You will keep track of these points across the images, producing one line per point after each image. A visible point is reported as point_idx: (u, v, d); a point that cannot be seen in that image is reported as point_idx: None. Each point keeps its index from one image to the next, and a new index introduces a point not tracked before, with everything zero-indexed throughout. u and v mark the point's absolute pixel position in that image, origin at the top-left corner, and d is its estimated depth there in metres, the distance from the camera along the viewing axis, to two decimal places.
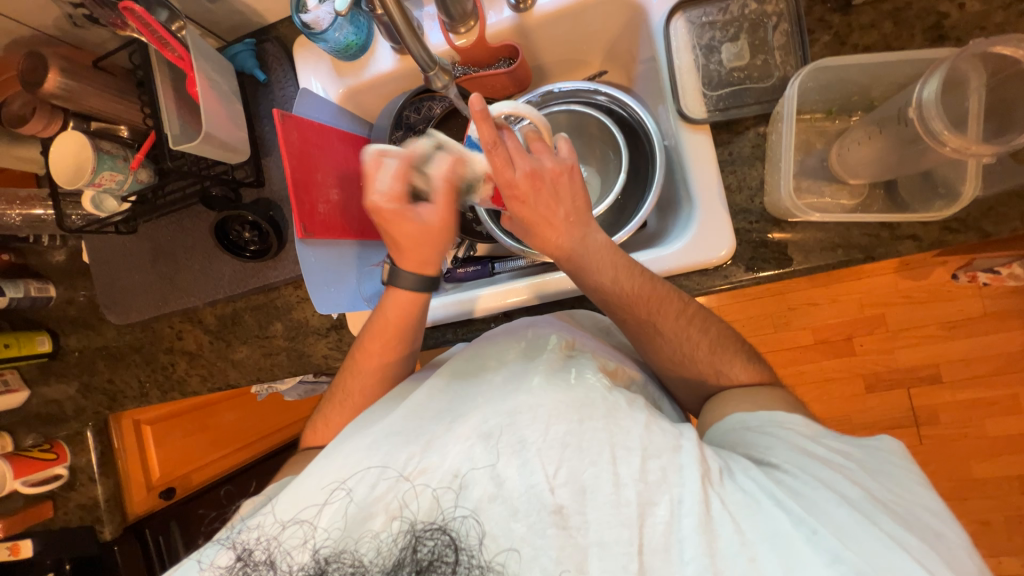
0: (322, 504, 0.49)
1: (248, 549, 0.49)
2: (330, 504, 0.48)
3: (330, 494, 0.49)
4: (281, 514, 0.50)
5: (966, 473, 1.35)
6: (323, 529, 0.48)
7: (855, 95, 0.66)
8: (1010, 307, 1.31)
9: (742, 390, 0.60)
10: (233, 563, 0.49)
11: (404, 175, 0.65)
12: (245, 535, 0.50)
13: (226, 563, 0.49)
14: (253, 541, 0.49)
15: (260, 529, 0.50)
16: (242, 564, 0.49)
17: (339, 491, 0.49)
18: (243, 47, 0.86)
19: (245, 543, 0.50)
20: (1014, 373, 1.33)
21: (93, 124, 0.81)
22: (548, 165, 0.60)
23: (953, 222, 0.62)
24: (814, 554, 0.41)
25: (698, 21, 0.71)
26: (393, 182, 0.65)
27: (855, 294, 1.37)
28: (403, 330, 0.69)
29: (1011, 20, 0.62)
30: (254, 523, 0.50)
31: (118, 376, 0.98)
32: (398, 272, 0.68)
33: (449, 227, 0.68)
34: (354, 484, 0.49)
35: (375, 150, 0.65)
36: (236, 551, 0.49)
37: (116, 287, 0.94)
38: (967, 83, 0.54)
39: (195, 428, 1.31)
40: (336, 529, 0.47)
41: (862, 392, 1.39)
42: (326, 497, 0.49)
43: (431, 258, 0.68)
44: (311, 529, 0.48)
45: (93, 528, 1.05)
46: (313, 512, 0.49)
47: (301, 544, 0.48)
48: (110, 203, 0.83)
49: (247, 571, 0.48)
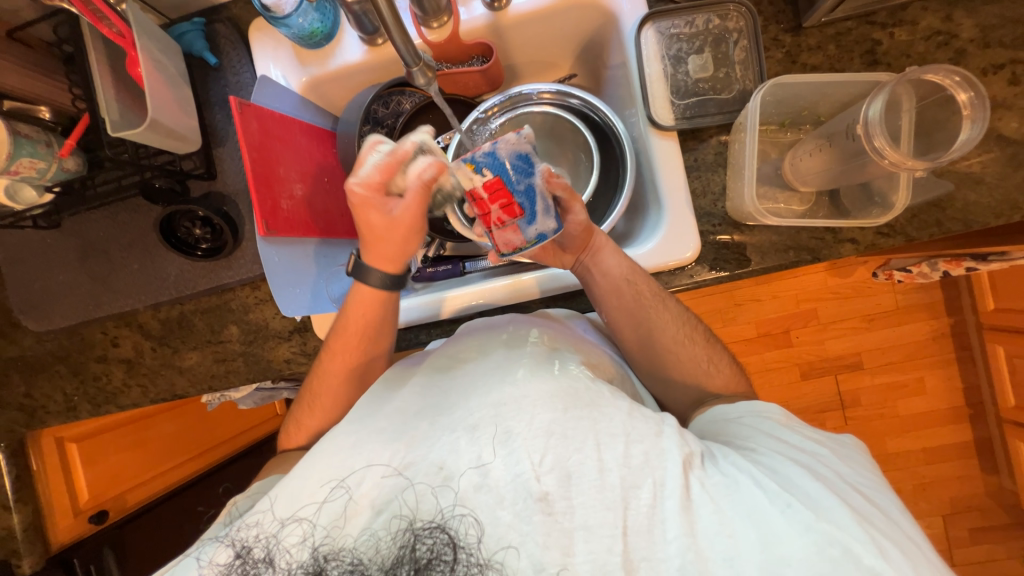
0: (321, 503, 0.47)
1: (247, 546, 0.48)
2: (328, 502, 0.47)
3: (329, 492, 0.48)
4: (281, 512, 0.48)
5: (882, 447, 1.53)
6: (323, 527, 0.47)
7: (805, 110, 0.73)
8: (918, 301, 1.49)
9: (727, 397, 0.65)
10: (233, 560, 0.47)
11: (390, 169, 0.60)
12: (244, 532, 0.48)
13: (226, 560, 0.48)
14: (253, 539, 0.48)
15: (259, 527, 0.48)
16: (242, 561, 0.47)
17: (338, 489, 0.48)
18: (191, 26, 0.79)
19: (244, 540, 0.48)
20: (922, 358, 1.51)
21: (4, 103, 0.69)
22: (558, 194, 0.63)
23: (884, 227, 0.70)
24: (790, 525, 0.44)
25: (666, 32, 0.75)
26: (375, 172, 0.59)
27: (793, 291, 1.50)
28: (365, 337, 0.67)
29: (931, 51, 0.70)
30: (253, 521, 0.49)
31: (37, 388, 0.86)
32: (367, 267, 0.65)
33: (420, 227, 0.63)
34: (354, 483, 0.48)
35: (374, 140, 0.61)
36: (236, 548, 0.48)
37: (35, 289, 0.83)
38: (901, 105, 0.61)
39: (129, 443, 1.17)
40: (336, 528, 0.46)
41: (798, 379, 1.53)
42: (324, 494, 0.48)
43: (396, 254, 0.65)
44: (311, 527, 0.47)
45: (8, 562, 0.93)
46: (312, 509, 0.47)
47: (300, 542, 0.47)
48: (29, 193, 0.76)
49: (246, 570, 0.47)
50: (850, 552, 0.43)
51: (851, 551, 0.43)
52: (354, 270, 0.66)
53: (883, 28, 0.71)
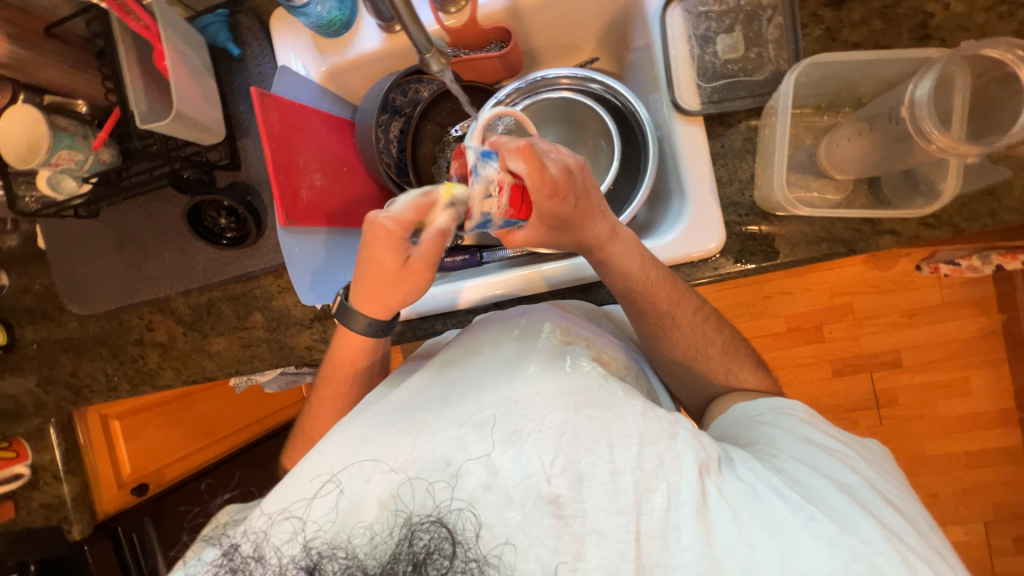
0: (311, 498, 0.48)
1: (234, 545, 0.49)
2: (319, 497, 0.48)
3: (320, 488, 0.48)
4: (270, 508, 0.49)
5: (920, 450, 1.45)
6: (314, 522, 0.47)
7: (844, 92, 0.68)
8: (967, 296, 1.40)
9: (745, 392, 0.65)
10: (220, 560, 0.49)
11: (421, 211, 0.56)
12: (234, 532, 0.50)
13: (215, 560, 0.49)
14: (241, 537, 0.49)
15: (248, 526, 0.49)
16: (229, 562, 0.48)
17: (330, 485, 0.48)
18: (215, 18, 0.81)
19: (232, 539, 0.50)
20: (967, 358, 1.42)
21: (46, 98, 0.73)
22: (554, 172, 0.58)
23: (929, 218, 0.64)
24: (812, 538, 0.42)
25: (694, 10, 0.71)
26: (406, 210, 0.56)
27: (828, 284, 1.43)
28: (358, 374, 0.67)
29: (993, 22, 0.64)
30: (244, 520, 0.50)
31: (82, 368, 0.92)
32: (355, 311, 0.63)
33: (427, 277, 0.60)
34: (345, 479, 0.48)
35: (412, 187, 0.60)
36: (224, 548, 0.49)
37: (78, 275, 0.88)
38: (953, 83, 0.56)
39: (173, 420, 1.26)
40: (327, 522, 0.47)
41: (830, 377, 1.46)
42: (316, 490, 0.48)
43: (391, 303, 0.62)
44: (301, 524, 0.47)
45: (60, 527, 0.99)
46: (302, 506, 0.48)
47: (290, 539, 0.47)
48: (69, 184, 0.78)
49: (235, 569, 0.47)
50: (875, 568, 0.41)
51: (875, 567, 0.41)
52: (340, 310, 0.64)
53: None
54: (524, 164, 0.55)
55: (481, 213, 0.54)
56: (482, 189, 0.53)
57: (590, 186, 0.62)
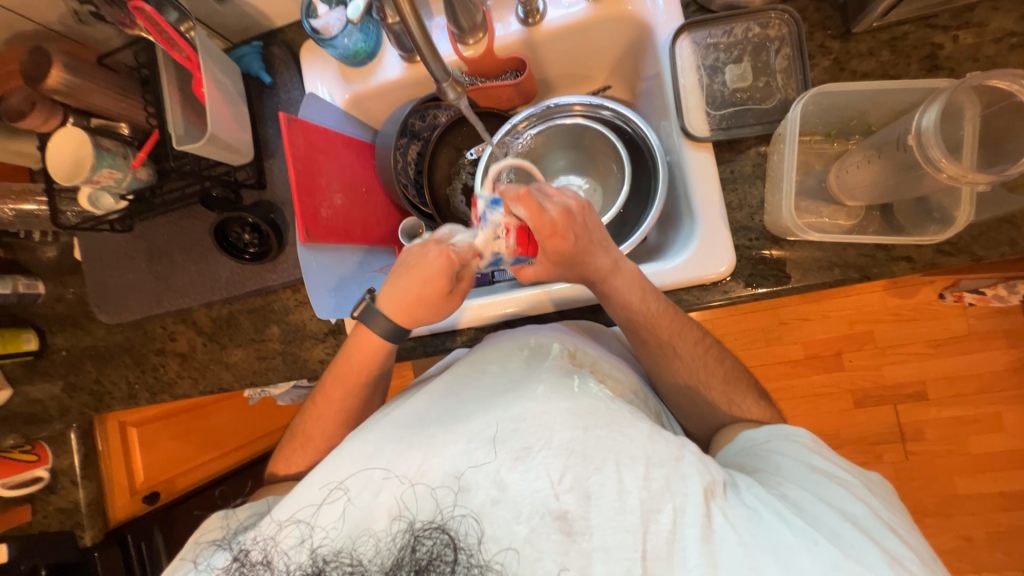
0: (319, 505, 0.49)
1: (245, 550, 0.50)
2: (328, 505, 0.49)
3: (329, 494, 0.49)
4: (280, 514, 0.50)
5: (950, 488, 1.37)
6: (322, 528, 0.48)
7: (854, 119, 0.69)
8: (994, 327, 1.35)
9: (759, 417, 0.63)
10: (230, 564, 0.50)
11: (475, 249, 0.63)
12: (245, 537, 0.51)
13: (224, 564, 0.50)
14: (251, 542, 0.50)
15: (258, 531, 0.50)
16: (239, 564, 0.49)
17: (338, 492, 0.49)
18: (249, 49, 0.86)
19: (242, 544, 0.50)
20: (997, 391, 1.36)
21: (92, 120, 0.79)
22: (554, 214, 0.60)
23: (945, 245, 0.64)
24: (816, 564, 0.41)
25: (703, 42, 0.73)
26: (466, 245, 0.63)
27: (846, 311, 1.40)
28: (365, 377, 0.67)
29: (1003, 53, 0.65)
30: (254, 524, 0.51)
31: (106, 375, 0.95)
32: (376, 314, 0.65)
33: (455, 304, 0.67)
34: (353, 487, 0.49)
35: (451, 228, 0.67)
36: (233, 552, 0.50)
37: (108, 285, 0.92)
38: (963, 113, 0.57)
39: (181, 431, 1.27)
40: (336, 529, 0.48)
41: (851, 407, 1.41)
42: (325, 497, 0.49)
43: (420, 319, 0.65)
44: (309, 529, 0.48)
45: (73, 533, 1.01)
46: (310, 512, 0.49)
47: (299, 544, 0.48)
48: (107, 201, 0.82)
49: (244, 572, 0.49)
50: None
51: None
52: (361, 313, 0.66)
53: (946, 31, 0.66)
54: (526, 210, 0.58)
55: (489, 252, 0.62)
56: (491, 233, 0.61)
57: (596, 225, 0.64)
